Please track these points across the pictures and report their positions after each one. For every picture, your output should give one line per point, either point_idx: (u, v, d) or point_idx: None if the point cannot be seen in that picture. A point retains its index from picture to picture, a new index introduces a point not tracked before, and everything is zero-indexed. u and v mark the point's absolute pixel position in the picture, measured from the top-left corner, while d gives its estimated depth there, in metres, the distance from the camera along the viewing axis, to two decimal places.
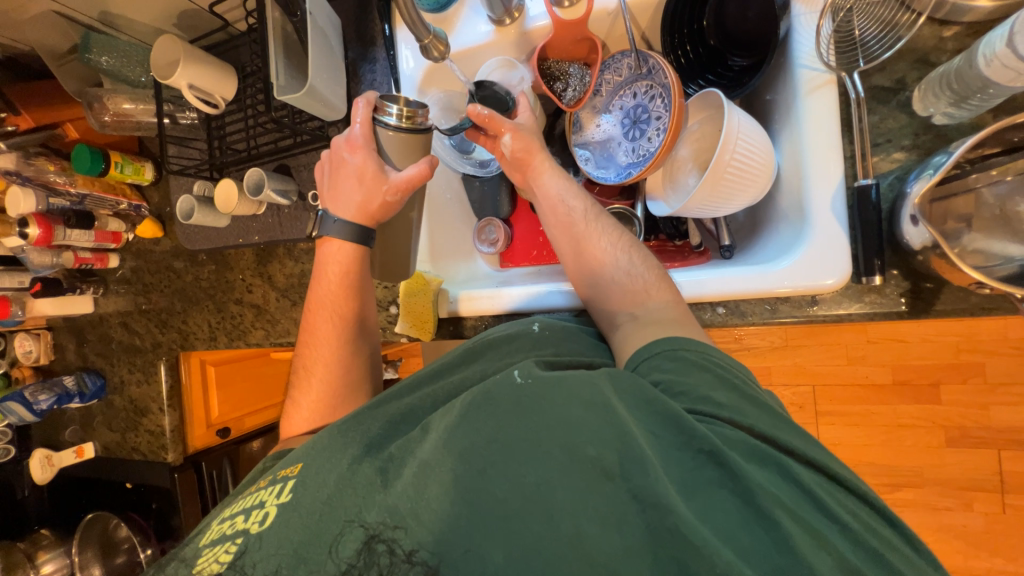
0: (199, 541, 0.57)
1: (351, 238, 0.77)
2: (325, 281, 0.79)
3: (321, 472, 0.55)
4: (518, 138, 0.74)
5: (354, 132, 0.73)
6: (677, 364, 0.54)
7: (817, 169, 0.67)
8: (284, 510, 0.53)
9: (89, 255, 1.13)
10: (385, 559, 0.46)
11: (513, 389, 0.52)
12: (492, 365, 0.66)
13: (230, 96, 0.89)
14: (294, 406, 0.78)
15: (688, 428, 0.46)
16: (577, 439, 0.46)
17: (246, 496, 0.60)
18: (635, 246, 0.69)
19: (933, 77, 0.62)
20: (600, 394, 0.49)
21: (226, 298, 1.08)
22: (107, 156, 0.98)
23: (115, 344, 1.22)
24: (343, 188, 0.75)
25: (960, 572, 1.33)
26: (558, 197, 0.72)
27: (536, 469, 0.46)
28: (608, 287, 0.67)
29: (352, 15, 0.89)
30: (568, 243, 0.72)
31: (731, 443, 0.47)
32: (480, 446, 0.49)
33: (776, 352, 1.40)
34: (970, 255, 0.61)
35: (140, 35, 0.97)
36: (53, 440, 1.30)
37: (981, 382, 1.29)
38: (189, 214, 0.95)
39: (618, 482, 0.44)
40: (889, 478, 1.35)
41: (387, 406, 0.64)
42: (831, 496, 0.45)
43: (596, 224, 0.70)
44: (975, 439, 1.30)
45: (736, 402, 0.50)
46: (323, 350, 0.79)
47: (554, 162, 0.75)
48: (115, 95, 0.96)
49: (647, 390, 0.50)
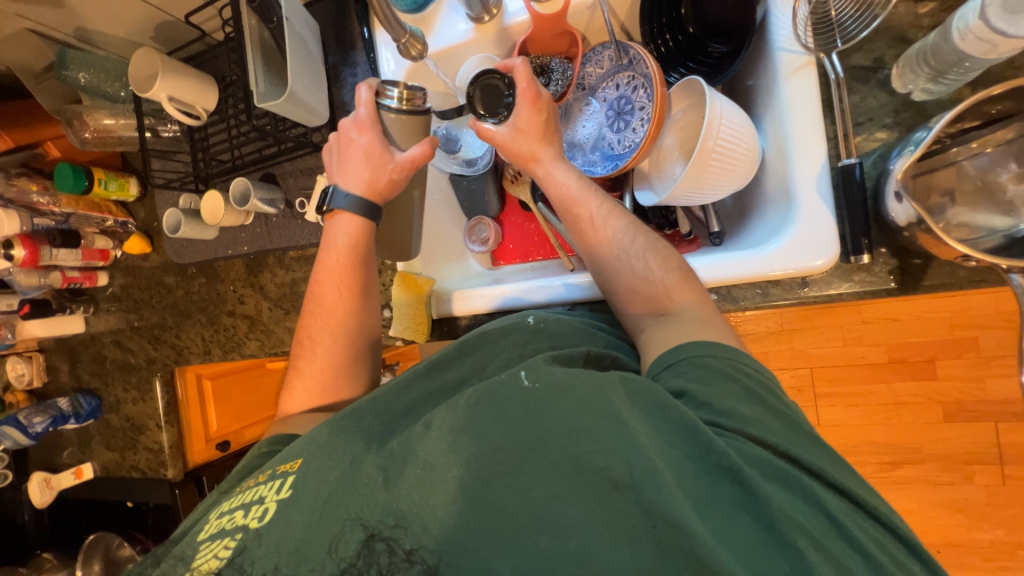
0: (196, 535, 0.55)
1: (360, 213, 0.76)
2: (333, 259, 0.77)
3: (322, 469, 0.54)
4: (510, 152, 0.74)
5: (360, 114, 0.74)
6: (689, 376, 0.54)
7: (802, 149, 0.67)
8: (287, 505, 0.51)
9: (78, 274, 1.12)
10: (385, 559, 0.46)
11: (519, 395, 0.51)
12: (487, 360, 0.67)
13: (211, 107, 0.89)
14: (297, 378, 0.77)
15: (707, 441, 0.46)
16: (585, 447, 0.46)
17: (244, 489, 0.58)
18: (653, 247, 0.67)
19: (909, 54, 0.62)
20: (608, 400, 0.49)
21: (218, 310, 1.07)
22: (90, 173, 0.98)
23: (109, 363, 1.20)
24: (349, 165, 0.75)
25: (964, 545, 1.34)
26: (568, 199, 0.71)
27: (545, 481, 0.45)
28: (628, 293, 0.67)
29: (331, 20, 0.90)
30: (583, 248, 0.72)
31: (741, 452, 0.47)
32: (488, 452, 0.48)
33: (772, 337, 1.40)
34: (955, 229, 0.61)
35: (116, 49, 0.96)
36: (50, 463, 1.28)
37: (975, 356, 1.30)
38: (176, 227, 0.96)
39: (627, 494, 0.44)
40: (891, 456, 1.36)
41: (391, 403, 0.63)
42: (852, 520, 0.45)
43: (608, 229, 0.69)
44: (973, 413, 1.31)
45: (758, 416, 0.50)
46: (327, 323, 0.77)
47: (558, 160, 0.73)
48: (95, 111, 0.96)
49: (664, 400, 0.50)
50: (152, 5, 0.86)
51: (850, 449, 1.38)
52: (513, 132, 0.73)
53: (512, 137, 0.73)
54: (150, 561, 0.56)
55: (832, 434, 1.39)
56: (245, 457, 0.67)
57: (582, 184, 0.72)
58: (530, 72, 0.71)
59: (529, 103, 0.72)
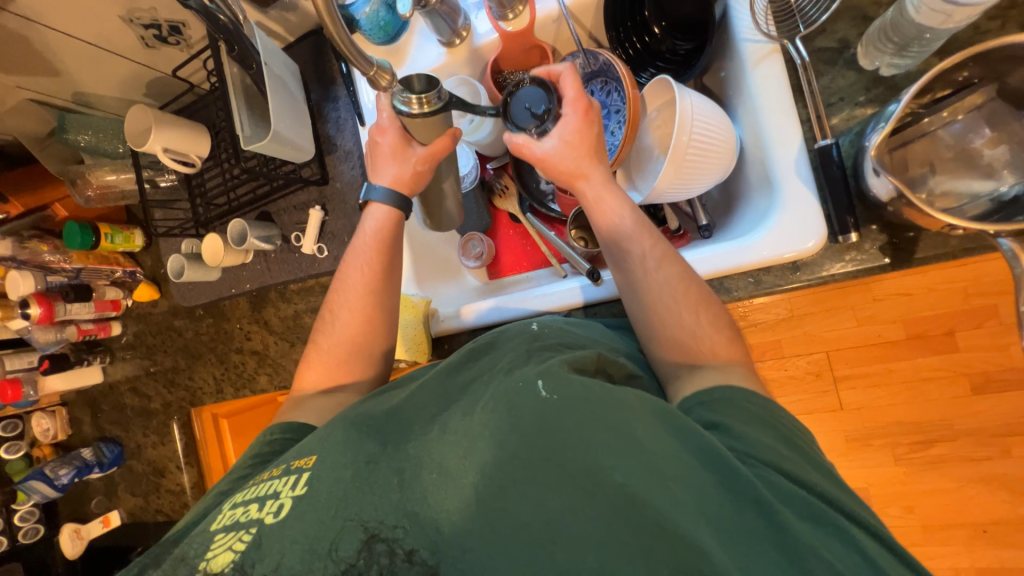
0: (210, 525, 0.52)
1: (392, 205, 0.77)
2: (364, 240, 0.78)
3: (337, 465, 0.50)
4: (553, 167, 0.69)
5: (381, 118, 0.74)
6: (721, 411, 0.51)
7: (777, 135, 0.67)
8: (302, 503, 0.48)
9: (92, 326, 1.16)
10: (385, 560, 0.43)
11: (537, 407, 0.47)
12: (497, 358, 0.61)
13: (206, 154, 0.93)
14: (313, 353, 0.77)
15: (734, 472, 0.44)
16: (602, 462, 0.43)
17: (260, 481, 0.55)
18: (704, 303, 0.61)
19: (872, 32, 0.63)
20: (629, 422, 0.45)
21: (227, 348, 1.09)
22: (96, 228, 1.03)
23: (128, 410, 1.23)
24: (378, 166, 0.76)
25: (1009, 523, 1.28)
26: (610, 224, 0.67)
27: (561, 493, 0.43)
28: (666, 339, 0.62)
29: (310, 60, 0.94)
30: (619, 274, 0.67)
31: (766, 481, 0.45)
32: (504, 461, 0.45)
33: (783, 325, 1.37)
34: (940, 198, 0.60)
35: (113, 109, 1.01)
36: (79, 513, 1.31)
37: (995, 324, 1.27)
38: (180, 272, 1.00)
39: (646, 513, 0.40)
40: (920, 435, 1.32)
41: (409, 402, 0.58)
42: (892, 569, 0.41)
43: (657, 276, 0.63)
44: (1001, 383, 1.27)
45: (793, 458, 0.47)
46: (348, 301, 0.77)
47: (607, 181, 0.68)
48: (97, 169, 1.01)
49: (686, 424, 0.47)
50: (141, 63, 0.91)
51: (877, 432, 1.34)
52: (560, 145, 0.68)
53: (559, 149, 0.68)
54: (164, 549, 0.55)
55: (856, 418, 1.35)
56: (253, 442, 0.67)
57: (637, 222, 0.66)
58: (580, 80, 0.67)
59: (580, 113, 0.67)
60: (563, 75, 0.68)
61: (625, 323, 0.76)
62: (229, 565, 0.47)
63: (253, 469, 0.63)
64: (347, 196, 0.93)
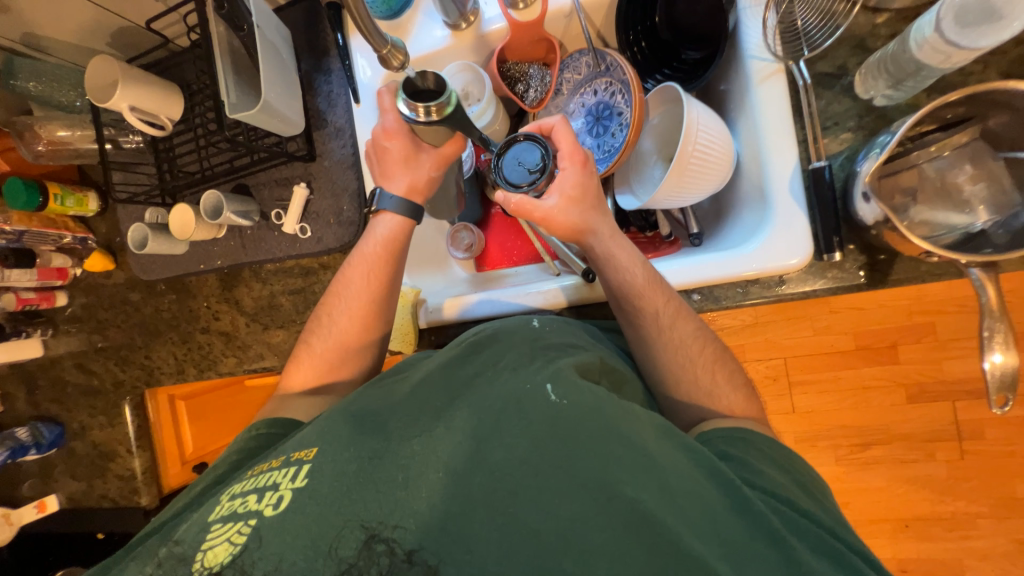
0: (203, 515, 0.50)
1: (403, 213, 0.76)
2: (371, 248, 0.75)
3: (340, 459, 0.49)
4: (558, 224, 0.65)
5: (387, 121, 0.73)
6: (741, 446, 0.56)
7: (774, 151, 0.69)
8: (302, 497, 0.46)
9: (34, 295, 1.05)
10: (384, 561, 0.42)
11: (548, 412, 0.48)
12: (496, 356, 0.60)
13: (177, 117, 0.85)
14: (305, 352, 0.75)
15: (745, 499, 0.47)
16: (613, 474, 0.44)
17: (257, 471, 0.53)
18: (719, 364, 0.64)
19: (871, 62, 0.66)
20: (638, 434, 0.48)
21: (191, 327, 1.02)
22: (45, 188, 0.93)
23: (71, 388, 1.13)
24: (388, 172, 0.75)
25: (929, 519, 1.42)
26: (620, 275, 0.66)
27: (571, 501, 0.43)
28: (674, 373, 0.65)
29: (303, 26, 0.88)
30: (624, 317, 0.67)
31: (780, 514, 0.48)
32: (514, 464, 0.46)
33: (748, 330, 1.45)
34: (919, 226, 0.65)
35: (70, 56, 0.91)
36: (10, 497, 1.20)
37: (933, 340, 1.38)
38: (143, 242, 0.92)
39: (656, 527, 0.42)
40: (860, 438, 1.43)
41: (412, 395, 0.57)
42: None
43: (675, 336, 0.65)
44: (932, 393, 1.39)
45: (797, 492, 0.52)
46: (350, 308, 0.74)
47: (614, 236, 0.67)
48: (49, 122, 0.91)
49: (695, 446, 0.51)
50: (106, 9, 0.82)
51: (824, 434, 1.45)
52: (563, 202, 0.65)
53: (561, 207, 0.65)
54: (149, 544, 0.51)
55: (807, 420, 1.45)
56: (238, 437, 0.64)
57: (649, 279, 0.66)
58: (573, 132, 0.66)
59: (579, 167, 0.66)
60: (556, 129, 0.67)
61: (615, 325, 0.79)
62: (226, 558, 0.44)
63: (238, 466, 0.61)
64: (335, 175, 0.89)
